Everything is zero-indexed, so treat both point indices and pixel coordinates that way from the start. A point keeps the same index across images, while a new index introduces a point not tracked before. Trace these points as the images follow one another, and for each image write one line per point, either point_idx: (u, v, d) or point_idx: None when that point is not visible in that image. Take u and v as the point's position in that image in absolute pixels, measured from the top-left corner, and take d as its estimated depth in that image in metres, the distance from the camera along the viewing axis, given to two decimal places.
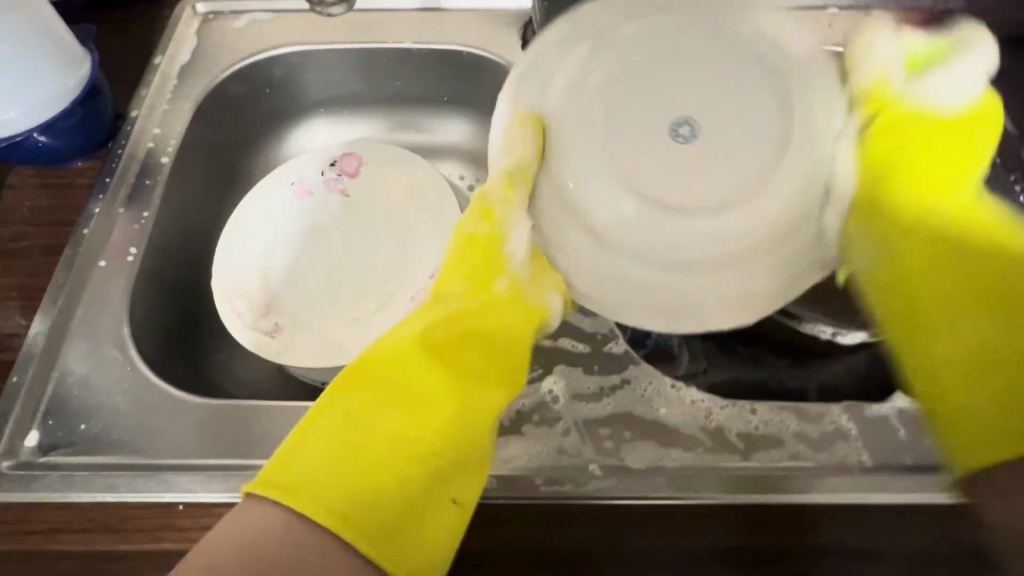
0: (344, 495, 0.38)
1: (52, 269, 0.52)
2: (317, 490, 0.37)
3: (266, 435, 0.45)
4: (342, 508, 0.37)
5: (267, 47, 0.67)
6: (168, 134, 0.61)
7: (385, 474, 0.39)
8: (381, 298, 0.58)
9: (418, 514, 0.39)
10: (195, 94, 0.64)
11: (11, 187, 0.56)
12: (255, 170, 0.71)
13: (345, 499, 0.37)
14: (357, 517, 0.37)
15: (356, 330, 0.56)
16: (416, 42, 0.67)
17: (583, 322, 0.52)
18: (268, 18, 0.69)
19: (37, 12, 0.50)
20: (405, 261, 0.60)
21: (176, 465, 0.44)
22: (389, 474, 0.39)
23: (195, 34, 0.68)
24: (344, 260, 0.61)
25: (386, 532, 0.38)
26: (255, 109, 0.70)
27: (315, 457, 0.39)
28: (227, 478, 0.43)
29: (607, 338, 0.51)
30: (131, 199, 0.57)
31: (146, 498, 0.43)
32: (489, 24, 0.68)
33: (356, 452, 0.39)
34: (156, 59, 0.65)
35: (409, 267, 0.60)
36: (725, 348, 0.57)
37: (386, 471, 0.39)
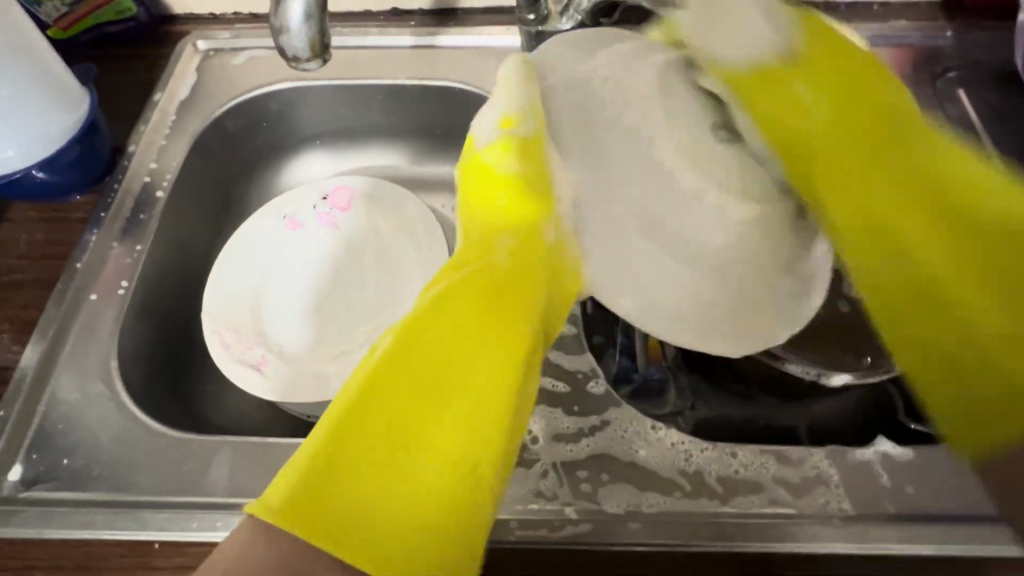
0: (361, 495, 0.35)
1: (45, 302, 0.53)
2: (335, 504, 0.34)
3: (244, 473, 0.46)
4: (360, 512, 0.34)
5: (264, 83, 0.69)
6: (164, 168, 0.62)
7: (411, 475, 0.36)
8: (367, 330, 0.59)
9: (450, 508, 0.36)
10: (193, 129, 0.66)
11: (9, 221, 0.58)
12: (251, 201, 0.72)
13: (364, 494, 0.35)
14: (373, 530, 0.34)
15: (340, 363, 0.57)
16: (409, 78, 0.69)
17: (562, 360, 0.52)
18: (266, 54, 0.71)
19: (33, 54, 0.51)
20: (392, 294, 0.61)
21: (156, 501, 0.45)
22: (417, 471, 0.36)
23: (195, 70, 0.70)
24: (333, 293, 0.62)
25: (408, 534, 0.34)
26: (251, 142, 0.71)
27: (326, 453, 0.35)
28: (202, 516, 0.43)
29: (587, 377, 0.51)
30: (125, 233, 0.58)
31: (123, 535, 0.43)
32: (480, 61, 0.70)
33: (374, 460, 0.35)
34: (156, 95, 0.67)
35: (395, 300, 0.60)
36: (715, 383, 0.56)
37: (406, 470, 0.36)
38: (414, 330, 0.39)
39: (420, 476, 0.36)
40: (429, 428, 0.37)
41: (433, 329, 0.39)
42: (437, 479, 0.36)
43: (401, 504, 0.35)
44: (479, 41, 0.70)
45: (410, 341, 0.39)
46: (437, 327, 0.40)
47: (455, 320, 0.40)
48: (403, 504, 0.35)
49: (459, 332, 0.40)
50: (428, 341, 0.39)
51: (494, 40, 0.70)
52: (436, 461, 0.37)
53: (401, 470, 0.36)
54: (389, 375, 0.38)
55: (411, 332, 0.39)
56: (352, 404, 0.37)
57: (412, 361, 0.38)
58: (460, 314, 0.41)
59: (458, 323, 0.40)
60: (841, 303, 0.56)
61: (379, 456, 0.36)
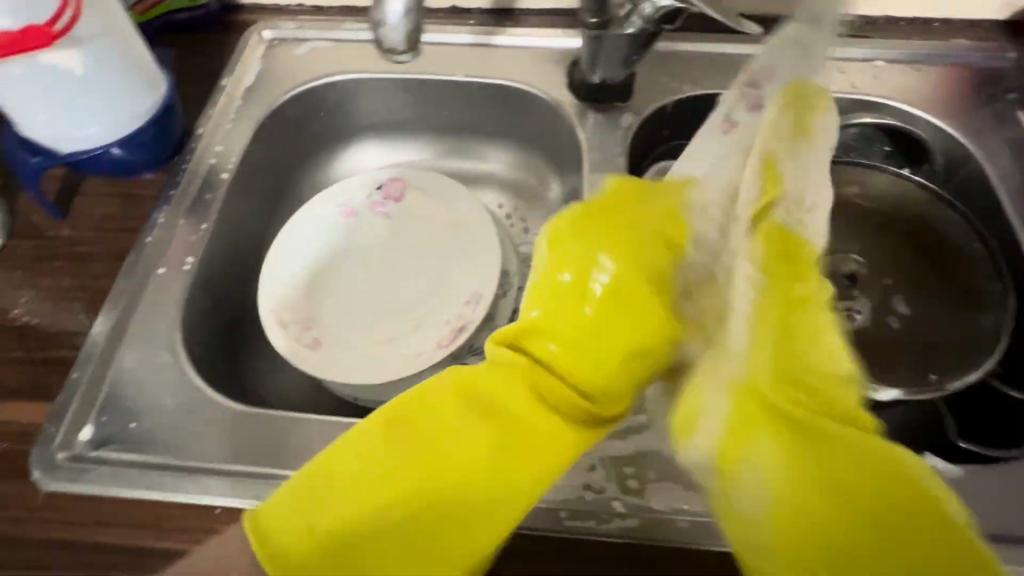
0: (292, 543, 0.37)
1: (117, 273, 0.56)
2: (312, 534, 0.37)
3: (301, 448, 0.47)
4: (316, 550, 0.37)
5: (325, 73, 0.71)
6: (229, 152, 0.65)
7: (407, 527, 0.37)
8: (415, 321, 0.60)
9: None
10: (256, 116, 0.68)
11: (83, 194, 0.60)
12: (305, 188, 0.74)
13: (309, 557, 0.36)
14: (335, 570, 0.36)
15: (388, 348, 0.58)
16: (466, 75, 0.70)
17: None
18: (327, 46, 0.73)
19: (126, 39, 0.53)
20: (442, 285, 0.62)
21: (216, 469, 0.46)
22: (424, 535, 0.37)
23: (259, 59, 0.72)
24: (383, 281, 0.63)
25: None
26: (308, 131, 0.73)
27: (332, 484, 0.38)
28: (262, 486, 0.45)
29: None
30: (192, 212, 0.60)
31: (187, 499, 0.45)
32: (536, 62, 0.71)
33: (302, 512, 0.38)
34: (223, 81, 0.69)
35: (445, 291, 0.62)
36: None
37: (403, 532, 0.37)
38: (421, 400, 0.41)
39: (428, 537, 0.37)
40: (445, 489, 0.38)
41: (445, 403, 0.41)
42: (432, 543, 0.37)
43: (389, 555, 0.37)
44: (535, 42, 0.71)
45: (423, 409, 0.41)
46: (459, 401, 0.41)
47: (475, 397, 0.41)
48: (308, 557, 0.36)
49: (460, 404, 0.41)
50: (447, 410, 0.41)
51: (550, 42, 0.71)
52: (432, 523, 0.37)
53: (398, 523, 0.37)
54: (387, 432, 0.40)
55: (425, 401, 0.41)
56: (346, 471, 0.39)
57: (403, 420, 0.40)
58: (473, 390, 0.41)
59: (477, 396, 0.41)
60: (892, 320, 0.56)
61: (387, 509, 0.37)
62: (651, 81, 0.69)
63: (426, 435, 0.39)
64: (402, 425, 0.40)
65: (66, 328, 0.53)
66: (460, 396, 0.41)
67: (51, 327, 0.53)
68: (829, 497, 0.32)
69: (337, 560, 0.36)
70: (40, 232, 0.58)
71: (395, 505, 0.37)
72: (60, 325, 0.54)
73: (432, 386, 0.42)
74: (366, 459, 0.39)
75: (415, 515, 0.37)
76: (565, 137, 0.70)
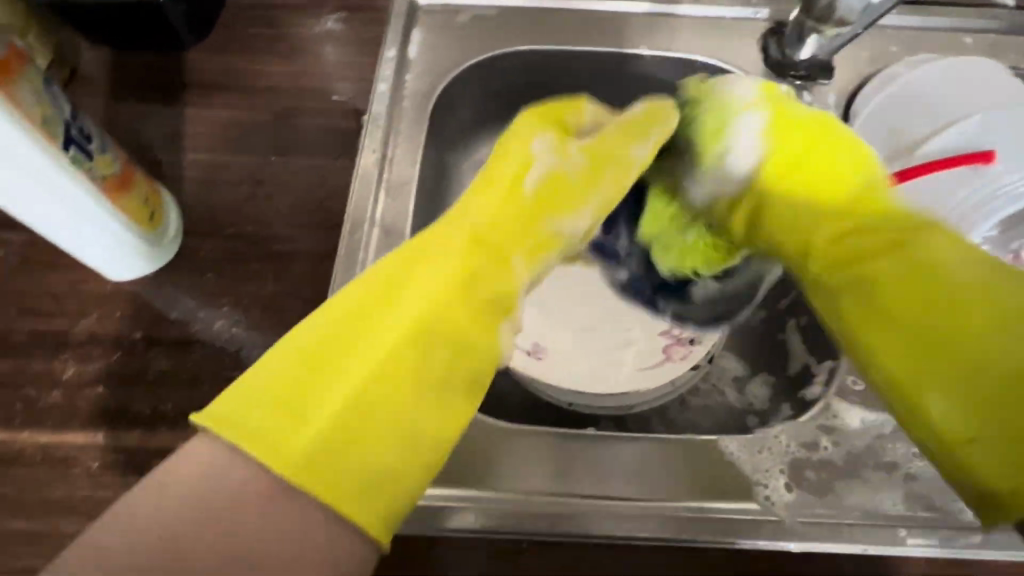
0: (364, 343, 0.36)
1: (329, 277, 0.50)
2: (321, 404, 0.33)
3: (596, 472, 0.44)
4: (335, 375, 0.34)
5: (493, 46, 0.64)
6: (411, 136, 0.58)
7: (482, 221, 0.44)
8: (630, 333, 0.57)
9: (382, 447, 0.34)
10: (428, 95, 0.61)
11: (262, 186, 0.54)
12: (461, 173, 0.68)
13: (348, 363, 0.35)
14: (297, 383, 0.34)
15: (616, 359, 0.56)
16: (651, 49, 0.64)
17: None
18: (492, 14, 0.65)
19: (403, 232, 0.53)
20: None
21: (498, 503, 0.42)
22: (430, 269, 0.39)
23: (417, 27, 0.65)
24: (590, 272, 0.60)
25: (381, 405, 0.35)
26: (469, 110, 0.67)
27: (370, 345, 0.36)
28: (566, 515, 0.42)
29: None
30: (389, 205, 0.54)
31: (485, 533, 0.41)
32: (726, 33, 0.65)
33: (352, 351, 0.36)
34: (387, 52, 0.62)
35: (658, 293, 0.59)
36: None
37: (380, 407, 0.35)
38: (915, 283, 0.35)
39: (372, 419, 0.34)
40: (367, 452, 0.33)
41: (922, 233, 0.37)
42: (393, 429, 0.35)
43: (357, 454, 0.33)
44: (723, 12, 0.65)
45: (388, 355, 0.36)
46: (998, 393, 0.31)
47: (884, 248, 0.38)
48: (427, 305, 0.38)
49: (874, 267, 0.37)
50: (845, 249, 0.40)
51: (740, 11, 0.65)
52: (358, 410, 0.34)
53: (327, 431, 0.33)
54: (934, 367, 0.33)
55: (881, 301, 0.36)
56: (343, 318, 0.37)
57: (350, 434, 0.33)
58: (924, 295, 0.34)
59: (938, 368, 0.32)
60: None
61: (504, 256, 0.43)
62: (850, 55, 0.64)
63: (407, 323, 0.37)
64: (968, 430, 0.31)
65: None
66: (856, 322, 0.37)
67: (265, 344, 0.47)
68: (924, 350, 0.33)
69: (409, 345, 0.36)
70: (225, 232, 0.52)
71: (390, 359, 0.36)
72: (274, 336, 0.48)
73: (354, 466, 0.33)
74: (357, 337, 0.36)
75: (380, 378, 0.35)
76: None
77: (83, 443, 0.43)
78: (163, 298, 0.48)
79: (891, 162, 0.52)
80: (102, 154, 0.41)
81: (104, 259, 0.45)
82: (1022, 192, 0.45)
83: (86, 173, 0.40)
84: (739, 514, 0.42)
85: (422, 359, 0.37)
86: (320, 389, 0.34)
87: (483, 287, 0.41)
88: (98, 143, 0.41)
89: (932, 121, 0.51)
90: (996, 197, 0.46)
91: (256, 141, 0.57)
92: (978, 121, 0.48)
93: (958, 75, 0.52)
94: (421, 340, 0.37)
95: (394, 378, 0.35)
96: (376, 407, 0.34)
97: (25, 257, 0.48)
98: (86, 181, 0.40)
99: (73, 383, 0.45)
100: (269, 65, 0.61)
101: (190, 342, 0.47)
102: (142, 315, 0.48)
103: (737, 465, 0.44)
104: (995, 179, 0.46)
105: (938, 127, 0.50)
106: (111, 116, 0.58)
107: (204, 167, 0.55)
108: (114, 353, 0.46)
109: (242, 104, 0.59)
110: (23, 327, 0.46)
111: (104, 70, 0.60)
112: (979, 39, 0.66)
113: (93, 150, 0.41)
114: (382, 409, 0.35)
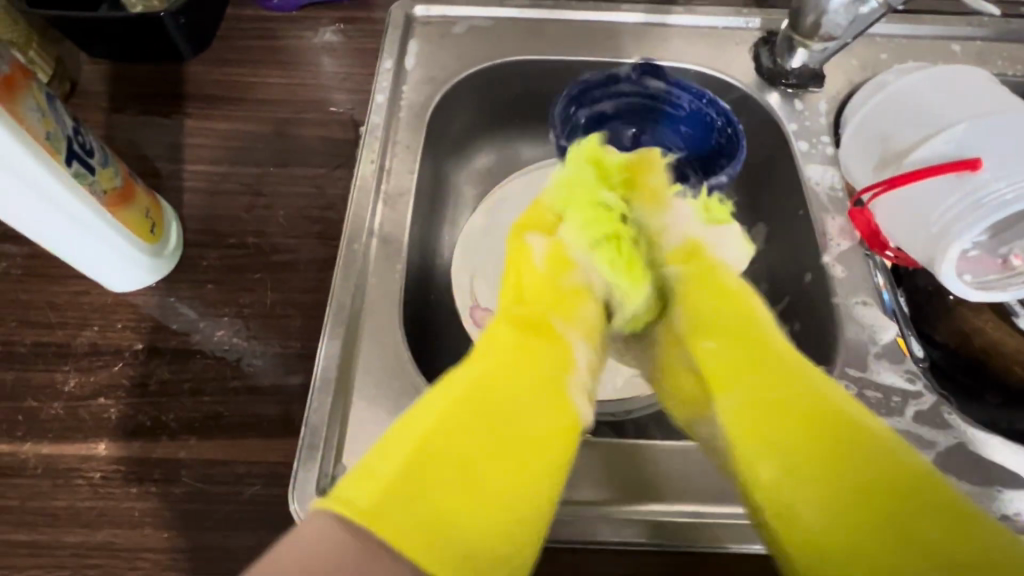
0: (441, 406, 0.40)
1: (329, 285, 0.51)
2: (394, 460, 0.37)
3: (595, 479, 0.44)
4: (428, 442, 0.38)
5: (489, 56, 0.65)
6: (408, 145, 0.59)
7: (528, 288, 0.49)
8: None
9: (487, 511, 0.37)
10: (425, 105, 0.62)
11: (262, 196, 0.55)
12: (459, 181, 0.69)
13: (442, 429, 0.38)
14: (400, 451, 0.38)
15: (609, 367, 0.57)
16: (645, 57, 0.65)
17: (886, 376, 0.50)
18: (488, 25, 0.66)
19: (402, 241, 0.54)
20: None
21: None
22: (497, 351, 0.44)
23: (413, 37, 0.65)
24: None
25: (478, 459, 0.38)
26: (466, 118, 0.68)
27: (442, 417, 0.39)
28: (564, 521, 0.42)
29: (902, 404, 0.48)
30: (387, 214, 0.55)
31: None
32: (720, 41, 0.66)
33: (463, 430, 0.39)
34: (384, 63, 0.62)
35: None
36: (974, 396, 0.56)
37: (479, 466, 0.38)
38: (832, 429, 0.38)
39: (460, 484, 0.37)
40: (456, 525, 0.35)
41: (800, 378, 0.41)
42: (478, 497, 0.37)
43: (460, 521, 0.36)
44: (715, 21, 0.66)
45: (467, 411, 0.40)
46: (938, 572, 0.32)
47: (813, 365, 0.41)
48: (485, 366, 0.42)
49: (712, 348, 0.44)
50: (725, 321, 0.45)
51: (732, 20, 0.66)
52: (447, 472, 0.37)
53: (421, 491, 0.36)
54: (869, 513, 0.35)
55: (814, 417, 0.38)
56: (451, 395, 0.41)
57: (446, 489, 0.36)
58: (829, 426, 0.37)
59: (810, 475, 0.36)
60: None
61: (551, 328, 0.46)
62: (841, 63, 0.65)
63: (489, 392, 0.41)
64: (836, 536, 0.34)
65: (286, 352, 0.48)
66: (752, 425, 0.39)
67: (266, 353, 0.48)
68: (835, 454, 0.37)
69: (489, 395, 0.41)
70: (225, 243, 0.52)
71: (482, 437, 0.39)
72: (274, 345, 0.48)
73: (458, 530, 0.35)
74: (452, 412, 0.40)
75: (478, 445, 0.38)
76: (751, 124, 0.65)
77: (86, 454, 0.43)
78: (164, 309, 0.49)
79: (883, 168, 0.53)
80: (103, 167, 0.42)
81: (105, 271, 0.46)
82: (1010, 197, 0.45)
83: (88, 187, 0.40)
84: (733, 518, 0.42)
85: (502, 422, 0.40)
86: (444, 473, 0.37)
87: (546, 365, 0.43)
88: (99, 157, 0.41)
89: (923, 127, 0.51)
90: (979, 205, 0.46)
91: (256, 152, 0.57)
92: (967, 127, 0.48)
93: (947, 82, 0.53)
94: (496, 398, 0.41)
95: (505, 456, 0.39)
96: (475, 472, 0.37)
97: (27, 270, 0.49)
98: (87, 194, 0.40)
99: (75, 394, 0.45)
100: (268, 76, 0.62)
101: (191, 351, 0.47)
102: (143, 325, 0.48)
103: None
104: (979, 187, 0.46)
105: (926, 135, 0.51)
106: (111, 128, 0.59)
107: (204, 178, 0.56)
108: (116, 364, 0.46)
109: (242, 116, 0.59)
110: (25, 338, 0.47)
111: (103, 82, 0.61)
112: (967, 46, 0.67)
113: (95, 164, 0.41)
114: (479, 479, 0.37)
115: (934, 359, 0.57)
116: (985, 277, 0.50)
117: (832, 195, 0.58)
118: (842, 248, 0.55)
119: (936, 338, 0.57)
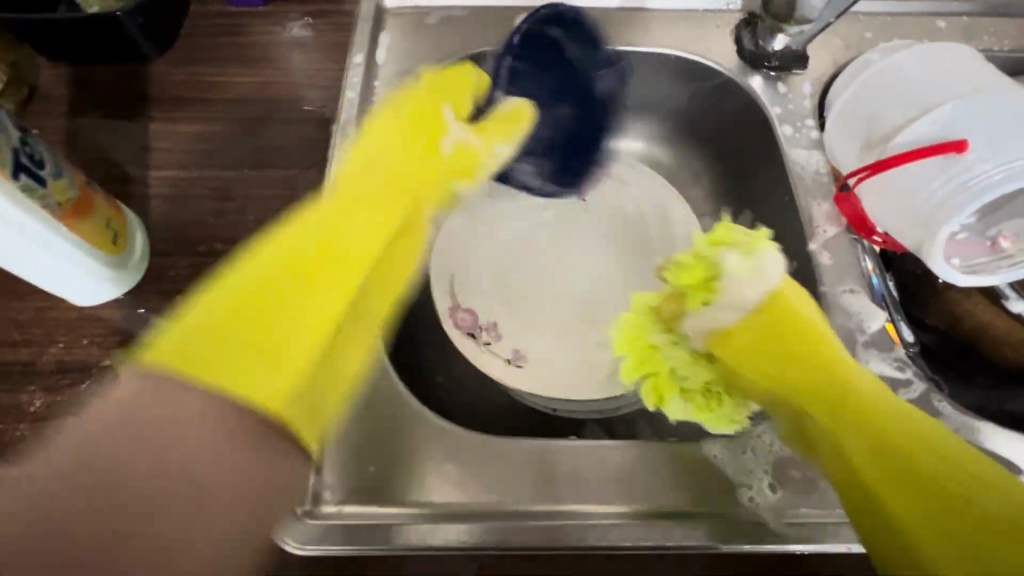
0: (285, 276, 0.41)
1: None
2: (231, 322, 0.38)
3: (579, 481, 0.43)
4: (239, 316, 0.38)
5: (465, 46, 0.63)
6: None
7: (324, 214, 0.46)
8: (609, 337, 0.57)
9: (269, 369, 0.36)
10: None
11: (232, 201, 0.53)
12: None
13: (273, 312, 0.39)
14: (226, 322, 0.38)
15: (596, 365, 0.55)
16: (624, 43, 0.63)
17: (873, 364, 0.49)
18: (462, 14, 0.64)
19: None
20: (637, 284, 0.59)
21: (480, 517, 0.42)
22: (320, 295, 0.41)
23: (386, 30, 0.63)
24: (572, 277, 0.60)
25: (260, 336, 0.37)
26: None
27: (268, 281, 0.40)
28: (548, 526, 0.41)
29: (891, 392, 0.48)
30: None
31: (467, 549, 0.41)
32: (701, 24, 0.64)
33: (269, 297, 0.39)
34: (355, 57, 0.60)
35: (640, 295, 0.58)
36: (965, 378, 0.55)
37: (279, 338, 0.38)
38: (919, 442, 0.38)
39: (236, 337, 0.37)
40: (226, 372, 0.35)
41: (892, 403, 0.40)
42: (303, 383, 0.37)
43: (254, 376, 0.36)
44: (696, 3, 0.65)
45: (259, 287, 0.40)
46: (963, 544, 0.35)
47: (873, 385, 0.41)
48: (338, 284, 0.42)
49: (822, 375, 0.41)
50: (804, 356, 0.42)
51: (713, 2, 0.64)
52: (246, 345, 0.37)
53: (220, 342, 0.36)
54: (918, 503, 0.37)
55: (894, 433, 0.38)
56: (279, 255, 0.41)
57: (257, 331, 0.37)
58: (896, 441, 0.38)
59: (885, 483, 0.38)
60: None
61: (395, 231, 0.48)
62: (825, 43, 0.64)
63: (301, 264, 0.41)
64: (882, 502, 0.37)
65: None
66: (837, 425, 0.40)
67: None
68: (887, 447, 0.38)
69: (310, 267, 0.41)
70: (195, 250, 0.50)
71: (289, 322, 0.39)
72: None
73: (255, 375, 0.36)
74: (255, 289, 0.39)
75: (271, 306, 0.39)
76: (734, 108, 0.64)
77: None
78: (133, 321, 0.47)
79: (869, 151, 0.52)
80: (56, 179, 0.40)
81: (66, 285, 0.44)
82: (999, 177, 0.44)
83: (40, 201, 0.39)
84: (721, 516, 0.42)
85: (285, 302, 0.39)
86: (239, 330, 0.37)
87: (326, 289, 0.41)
88: (52, 168, 0.40)
89: (908, 107, 0.50)
90: (966, 187, 0.45)
91: (224, 154, 0.55)
92: (953, 106, 0.47)
93: (932, 61, 0.52)
94: (309, 280, 0.41)
95: (267, 343, 0.37)
96: (231, 336, 0.37)
97: None
98: (39, 208, 0.39)
99: (43, 414, 0.44)
100: (235, 75, 0.60)
101: None
102: (112, 339, 0.46)
103: (720, 467, 0.44)
104: (967, 169, 0.45)
105: (912, 115, 0.49)
106: (73, 133, 0.57)
107: (171, 183, 0.54)
108: (84, 380, 0.45)
109: (209, 118, 0.57)
110: None
111: (64, 86, 0.58)
112: (952, 22, 0.66)
113: (47, 176, 0.39)
114: (277, 333, 0.38)
115: (924, 343, 0.56)
116: (973, 260, 0.49)
117: (818, 180, 0.56)
118: (829, 235, 0.54)
119: (926, 322, 0.57)
